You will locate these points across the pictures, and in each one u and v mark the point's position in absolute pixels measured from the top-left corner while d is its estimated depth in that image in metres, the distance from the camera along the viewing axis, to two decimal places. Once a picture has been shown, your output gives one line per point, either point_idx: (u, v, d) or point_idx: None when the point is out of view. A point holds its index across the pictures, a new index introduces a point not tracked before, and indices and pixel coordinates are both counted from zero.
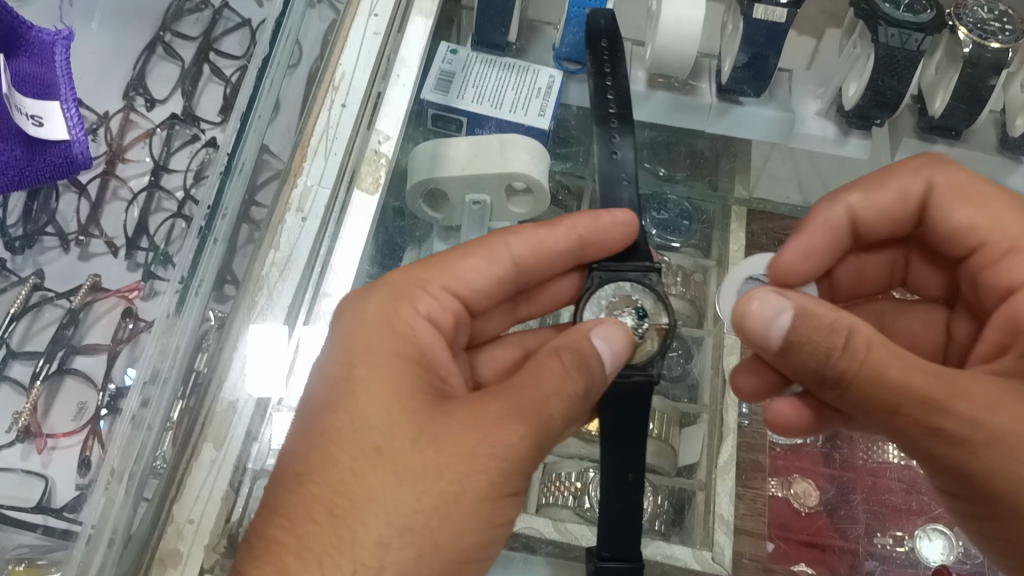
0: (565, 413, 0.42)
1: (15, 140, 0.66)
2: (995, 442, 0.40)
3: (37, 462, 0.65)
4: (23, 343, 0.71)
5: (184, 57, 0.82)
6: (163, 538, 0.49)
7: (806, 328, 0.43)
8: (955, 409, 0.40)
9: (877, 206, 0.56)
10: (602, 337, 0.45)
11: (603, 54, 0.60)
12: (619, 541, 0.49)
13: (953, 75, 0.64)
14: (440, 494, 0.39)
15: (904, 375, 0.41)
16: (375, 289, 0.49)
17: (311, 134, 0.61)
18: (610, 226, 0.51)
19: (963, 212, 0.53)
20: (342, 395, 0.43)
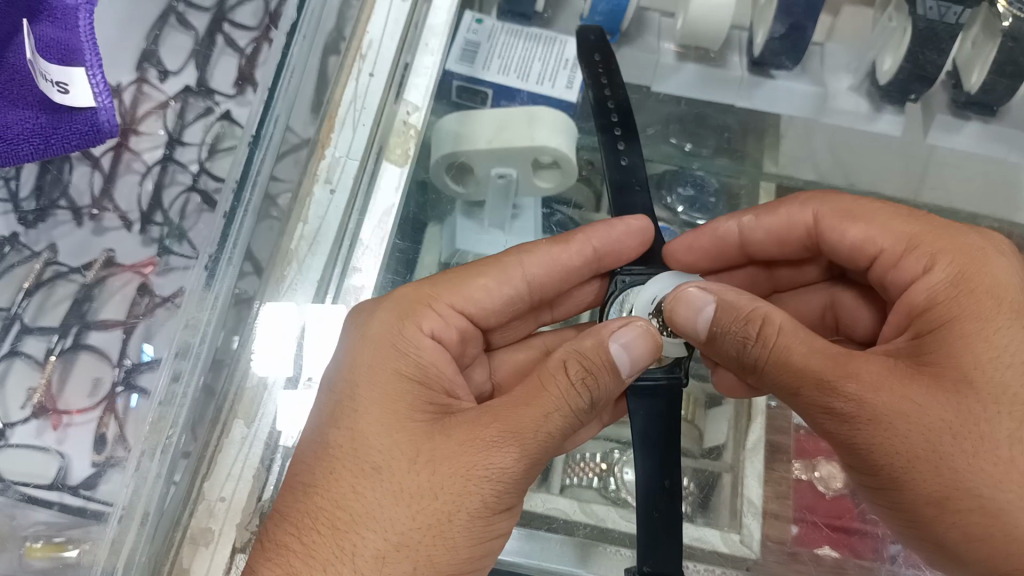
0: (567, 430, 0.41)
1: (38, 108, 0.55)
2: (879, 419, 0.40)
3: (52, 440, 0.62)
4: (37, 317, 0.67)
5: (197, 28, 0.80)
6: (195, 516, 0.48)
7: (725, 317, 0.45)
8: (843, 390, 0.40)
9: (766, 228, 0.55)
10: (621, 344, 0.43)
11: (599, 66, 0.61)
12: (659, 554, 0.46)
13: (991, 49, 0.62)
14: (434, 513, 0.39)
15: (806, 358, 0.41)
16: (382, 305, 0.48)
17: (338, 104, 0.60)
18: (625, 234, 0.53)
19: (854, 230, 0.51)
20: (347, 413, 0.43)
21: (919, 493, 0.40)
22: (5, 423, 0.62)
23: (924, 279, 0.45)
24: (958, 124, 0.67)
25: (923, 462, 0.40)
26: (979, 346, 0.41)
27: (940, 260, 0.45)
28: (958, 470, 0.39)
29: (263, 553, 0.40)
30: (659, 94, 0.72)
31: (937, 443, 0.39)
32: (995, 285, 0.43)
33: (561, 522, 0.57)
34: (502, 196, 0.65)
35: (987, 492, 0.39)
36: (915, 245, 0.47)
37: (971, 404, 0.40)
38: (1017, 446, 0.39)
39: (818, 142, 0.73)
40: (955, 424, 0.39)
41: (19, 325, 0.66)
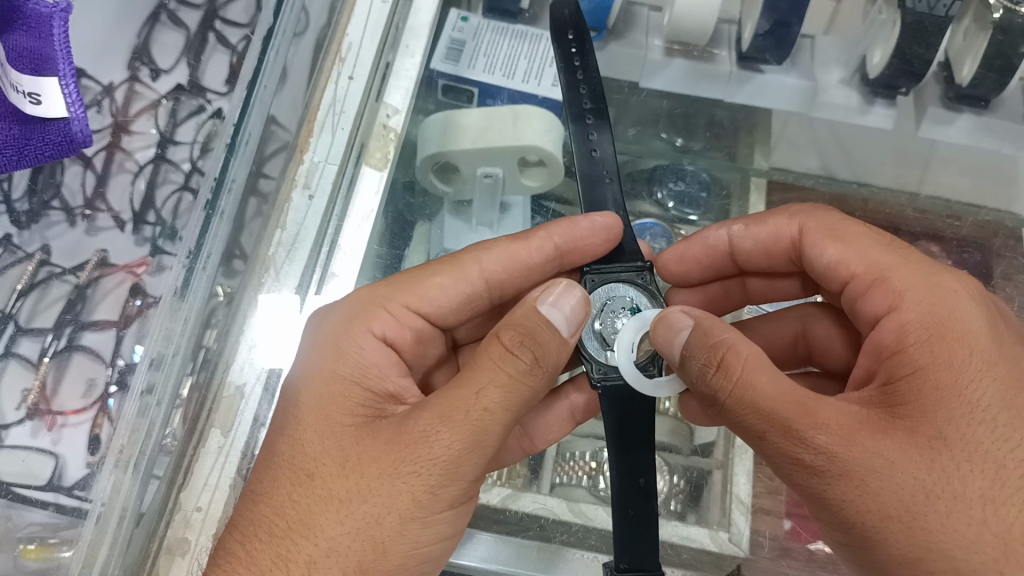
0: (510, 406, 0.40)
1: (13, 119, 0.59)
2: (848, 474, 0.38)
3: (48, 441, 0.62)
4: (31, 318, 0.67)
5: (189, 26, 0.80)
6: (171, 526, 0.48)
7: (695, 344, 0.43)
8: (811, 440, 0.39)
9: (754, 238, 0.55)
10: (550, 304, 0.43)
11: (572, 46, 0.54)
12: (637, 552, 0.46)
13: (982, 42, 0.61)
14: (363, 516, 0.39)
15: (768, 399, 0.40)
16: (335, 311, 0.49)
17: (318, 108, 0.60)
18: (590, 232, 0.50)
19: (832, 250, 0.49)
20: (288, 421, 0.43)
21: (888, 554, 0.38)
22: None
23: (890, 319, 0.44)
24: (951, 117, 0.66)
25: (893, 520, 0.38)
26: (954, 401, 0.39)
27: (907, 301, 0.44)
28: (929, 531, 0.37)
29: (215, 561, 0.40)
30: (647, 90, 0.72)
31: (908, 501, 0.38)
32: (966, 333, 0.42)
33: (539, 528, 0.56)
34: (489, 194, 0.65)
35: (960, 552, 0.37)
36: (884, 276, 0.46)
37: (947, 462, 0.38)
38: (992, 508, 0.37)
39: (820, 131, 0.71)
40: (928, 482, 0.38)
41: (13, 325, 0.67)
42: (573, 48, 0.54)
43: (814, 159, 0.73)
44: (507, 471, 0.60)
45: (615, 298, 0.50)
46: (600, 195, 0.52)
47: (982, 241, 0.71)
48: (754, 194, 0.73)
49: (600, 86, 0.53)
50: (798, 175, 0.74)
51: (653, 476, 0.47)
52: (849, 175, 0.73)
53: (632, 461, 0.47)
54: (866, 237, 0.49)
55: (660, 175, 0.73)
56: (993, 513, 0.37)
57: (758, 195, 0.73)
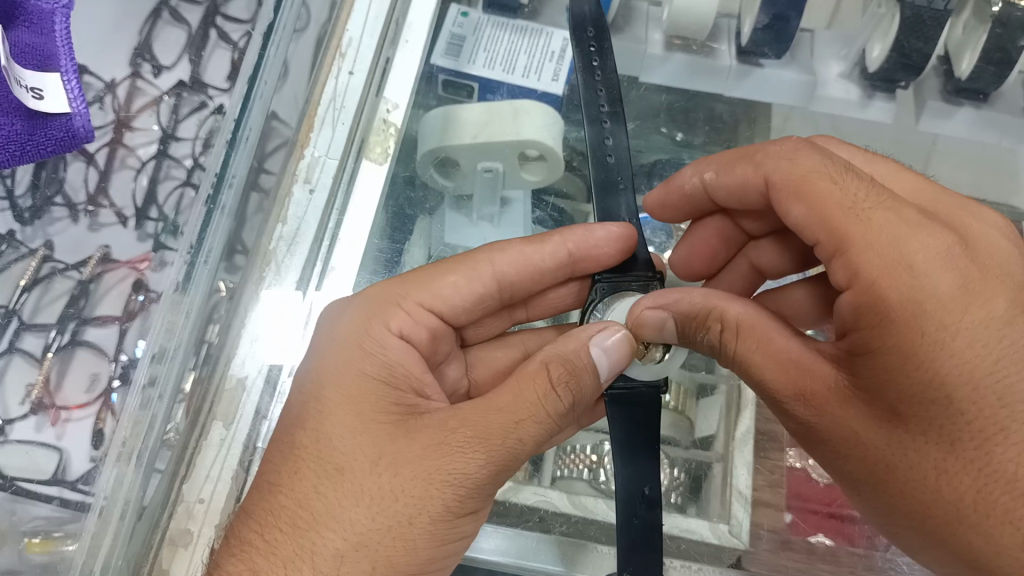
0: (540, 436, 0.42)
1: (16, 113, 0.58)
2: (830, 434, 0.43)
3: (51, 435, 0.62)
4: (34, 315, 0.68)
5: (190, 22, 0.80)
6: (174, 518, 0.48)
7: (682, 321, 0.46)
8: (789, 405, 0.44)
9: (727, 183, 0.52)
10: (600, 346, 0.44)
11: (590, 44, 0.55)
12: (641, 561, 0.46)
13: (981, 34, 0.61)
14: (395, 515, 0.39)
15: (756, 367, 0.45)
16: (354, 304, 0.49)
17: (318, 103, 0.61)
18: (604, 242, 0.50)
19: (796, 210, 0.46)
20: (313, 414, 0.43)
21: (889, 502, 0.43)
22: (4, 419, 0.63)
23: (852, 268, 0.41)
24: (951, 111, 0.66)
25: (888, 472, 0.42)
26: (905, 378, 0.39)
27: (866, 251, 0.41)
28: (919, 484, 0.41)
29: (229, 549, 0.40)
30: (645, 84, 0.72)
31: (897, 458, 0.41)
32: (929, 287, 0.39)
33: (539, 518, 0.57)
34: (490, 188, 0.65)
35: (948, 504, 0.40)
36: (842, 233, 0.42)
37: (909, 435, 0.40)
38: (945, 477, 0.40)
39: (823, 125, 0.72)
40: (888, 451, 0.41)
41: (16, 321, 0.67)
42: (592, 46, 0.54)
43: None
44: None
45: (625, 304, 0.50)
46: (612, 200, 0.53)
47: None
48: None
49: (617, 89, 0.54)
50: None
51: (658, 485, 0.47)
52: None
53: (635, 469, 0.47)
54: (827, 187, 0.44)
55: (660, 168, 0.73)
56: (945, 481, 0.40)
57: None
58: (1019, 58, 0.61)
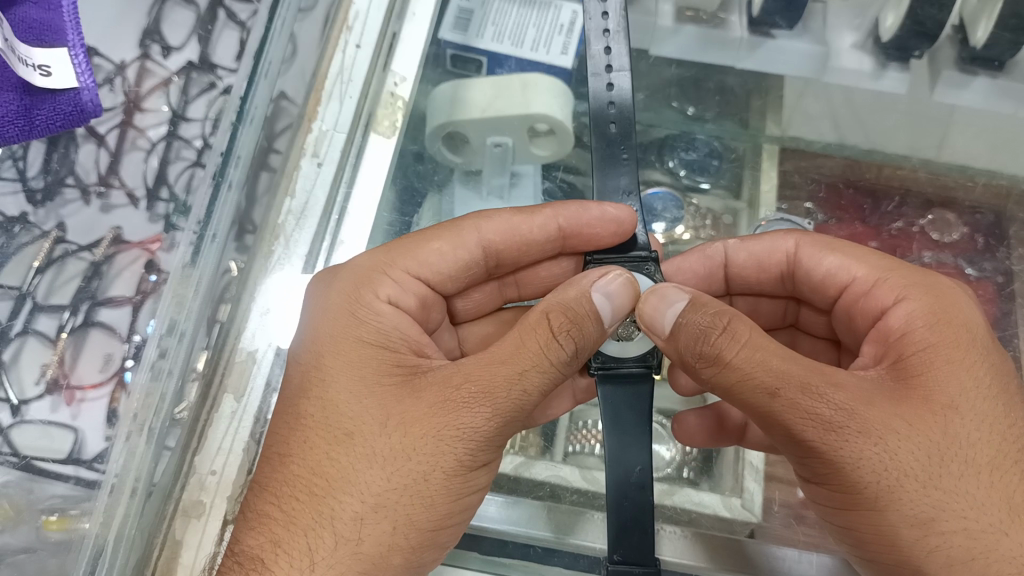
0: (546, 385, 0.42)
1: (22, 89, 0.58)
2: (866, 431, 0.38)
3: (66, 415, 0.63)
4: (49, 295, 0.68)
5: (199, 2, 0.80)
6: (186, 489, 0.48)
7: (693, 313, 0.41)
8: (831, 396, 0.39)
9: (749, 251, 0.55)
10: (603, 291, 0.43)
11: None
12: (632, 543, 0.44)
13: (997, 3, 0.60)
14: (410, 474, 0.40)
15: (783, 362, 0.39)
16: (342, 275, 0.49)
17: (325, 77, 0.61)
18: (598, 221, 0.49)
19: (830, 260, 0.50)
20: (314, 381, 0.44)
21: (902, 515, 0.38)
22: (20, 400, 0.64)
23: (894, 311, 0.45)
24: (966, 81, 0.65)
25: (910, 481, 0.38)
26: (966, 372, 0.41)
27: (913, 294, 0.45)
28: (944, 492, 0.38)
29: (245, 523, 0.41)
30: (655, 56, 0.71)
31: (925, 462, 0.38)
32: (968, 317, 0.43)
33: (547, 487, 0.57)
34: (499, 162, 0.64)
35: (969, 512, 0.38)
36: (886, 277, 0.47)
37: (958, 427, 0.39)
38: (997, 472, 0.39)
39: (838, 103, 0.71)
40: (941, 445, 0.39)
41: (30, 303, 0.67)
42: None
43: (830, 130, 0.73)
44: (521, 439, 0.61)
45: None
46: (615, 169, 0.52)
47: (999, 207, 0.71)
48: (767, 161, 0.73)
49: (624, 45, 0.52)
50: (809, 141, 0.73)
51: (647, 467, 0.46)
52: (862, 140, 0.73)
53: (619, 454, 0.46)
54: (862, 248, 0.50)
55: (672, 141, 0.74)
56: (999, 477, 0.38)
57: (770, 162, 0.73)
58: None
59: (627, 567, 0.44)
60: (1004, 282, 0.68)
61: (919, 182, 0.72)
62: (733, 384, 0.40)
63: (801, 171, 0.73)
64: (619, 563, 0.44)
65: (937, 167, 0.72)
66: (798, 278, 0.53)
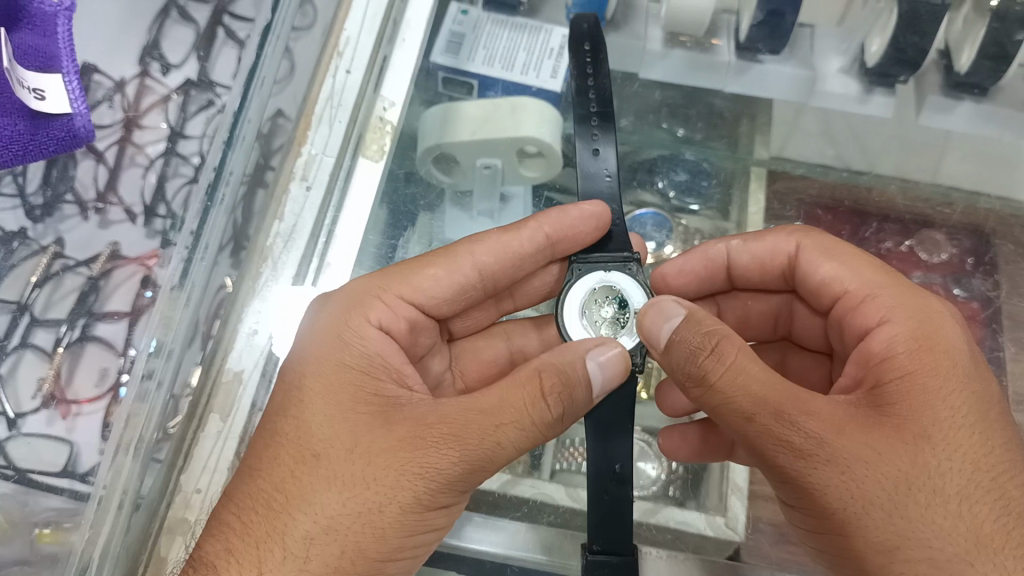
0: (520, 441, 0.43)
1: (19, 114, 0.58)
2: (834, 459, 0.39)
3: (62, 429, 0.65)
4: (45, 310, 0.70)
5: (198, 21, 0.81)
6: (172, 508, 0.49)
7: (686, 330, 0.43)
8: (802, 424, 0.40)
9: (751, 253, 0.56)
10: (597, 360, 0.44)
11: (587, 57, 0.56)
12: (610, 534, 0.47)
13: (980, 30, 0.61)
14: (366, 502, 0.41)
15: (760, 388, 0.41)
16: (332, 299, 0.50)
17: (317, 101, 0.61)
18: (581, 220, 0.51)
19: (827, 267, 0.51)
20: (293, 401, 0.44)
21: (868, 543, 0.38)
22: (16, 413, 0.66)
23: (878, 332, 0.45)
24: (951, 104, 0.66)
25: (875, 508, 0.38)
26: (940, 402, 0.41)
27: (895, 317, 0.45)
28: (910, 521, 0.38)
29: (209, 531, 0.42)
30: (642, 80, 0.72)
31: (891, 492, 0.38)
32: (952, 345, 0.43)
33: (527, 508, 0.57)
34: (490, 183, 0.65)
35: (935, 543, 0.37)
36: (875, 294, 0.47)
37: (928, 457, 0.39)
38: (967, 503, 0.38)
39: (835, 124, 0.72)
40: (910, 475, 0.39)
41: (27, 318, 0.69)
42: (589, 60, 0.56)
43: (830, 151, 0.73)
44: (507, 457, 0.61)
45: (599, 286, 0.52)
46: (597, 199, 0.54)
47: (976, 228, 0.72)
48: (754, 184, 0.74)
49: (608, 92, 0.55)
50: (797, 165, 0.74)
51: (630, 462, 0.48)
52: (860, 159, 0.73)
53: (606, 447, 0.48)
54: (861, 257, 0.51)
55: (659, 164, 0.75)
56: (968, 509, 0.38)
57: (758, 183, 0.74)
58: (1016, 53, 0.60)
59: (605, 556, 0.47)
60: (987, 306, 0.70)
61: (898, 206, 0.74)
62: (719, 409, 0.42)
63: (789, 190, 0.75)
64: (598, 552, 0.47)
65: (916, 192, 0.74)
66: (798, 279, 0.54)
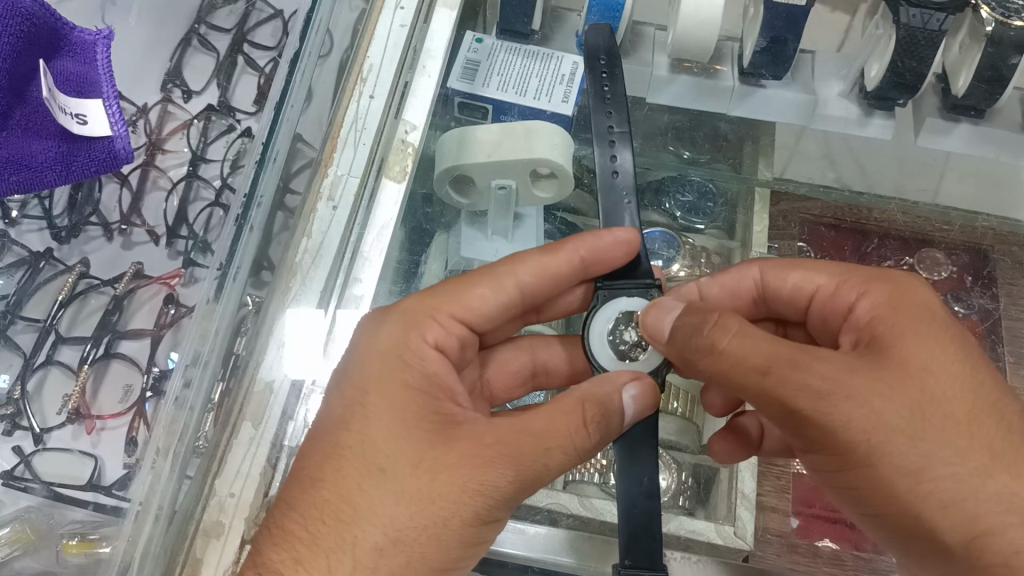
0: (566, 461, 0.45)
1: (60, 137, 0.62)
2: (853, 397, 0.42)
3: (88, 443, 0.67)
4: (71, 327, 0.73)
5: (219, 49, 0.84)
6: (207, 511, 0.50)
7: (686, 317, 0.46)
8: (819, 369, 0.42)
9: (721, 284, 0.58)
10: (631, 396, 0.48)
11: (602, 70, 0.59)
12: (642, 548, 0.48)
13: (976, 54, 0.63)
14: (431, 516, 0.43)
15: (773, 345, 0.43)
16: (390, 315, 0.52)
17: (341, 125, 0.62)
18: (613, 244, 0.54)
19: (792, 276, 0.55)
20: (355, 416, 0.46)
21: (893, 467, 0.42)
22: (42, 428, 0.68)
23: (861, 303, 0.50)
24: (949, 126, 0.69)
25: (896, 436, 0.42)
26: (931, 339, 0.45)
27: (871, 286, 0.50)
28: (929, 442, 0.42)
29: (267, 538, 0.43)
30: (651, 103, 0.74)
31: (908, 419, 0.42)
32: (925, 296, 0.48)
33: (544, 511, 0.59)
34: (503, 204, 0.68)
35: (955, 459, 0.42)
36: (845, 278, 0.52)
37: (932, 385, 0.43)
38: (974, 422, 0.43)
39: (836, 147, 0.75)
40: (920, 402, 0.42)
41: (54, 335, 0.71)
42: (603, 71, 0.59)
43: (831, 173, 0.76)
44: None
45: (623, 311, 0.55)
46: (616, 212, 0.57)
47: (975, 246, 0.75)
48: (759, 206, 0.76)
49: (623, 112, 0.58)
50: (799, 184, 0.76)
51: (657, 477, 0.50)
52: (859, 182, 0.76)
53: (632, 464, 0.50)
54: (816, 261, 0.55)
55: (667, 184, 0.77)
56: (977, 427, 0.42)
57: (763, 205, 0.76)
58: (1010, 77, 0.63)
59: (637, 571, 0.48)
60: (988, 325, 0.73)
61: (896, 224, 0.76)
62: (730, 372, 0.44)
63: (792, 211, 0.78)
64: (629, 568, 0.48)
65: (919, 211, 0.76)
66: (767, 300, 0.58)
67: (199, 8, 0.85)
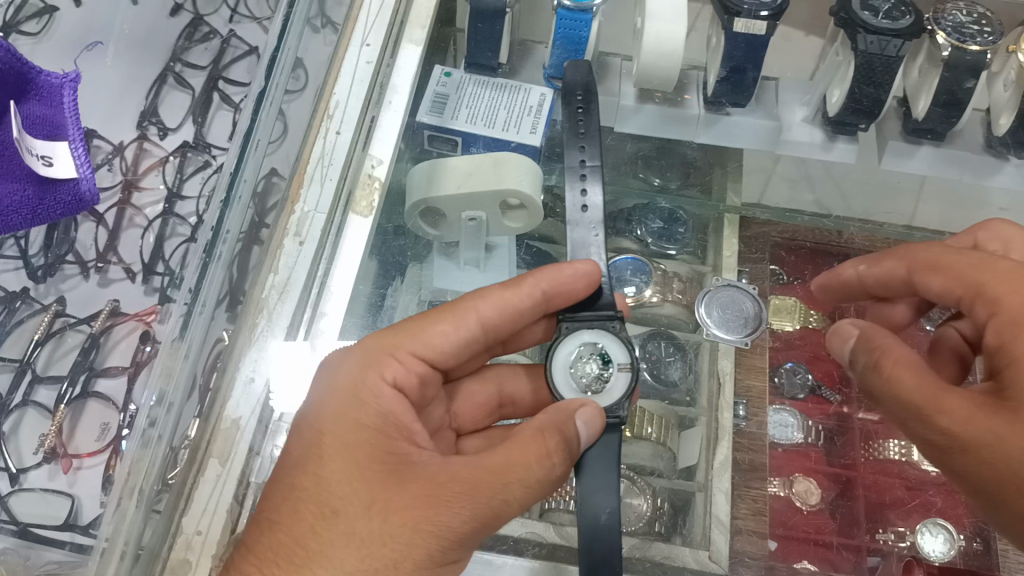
0: (525, 498, 0.45)
1: (28, 180, 0.62)
2: (981, 447, 0.42)
3: (63, 482, 0.67)
4: (46, 368, 0.72)
5: (194, 86, 0.85)
6: (174, 549, 0.50)
7: (860, 350, 0.51)
8: (944, 422, 0.44)
9: (874, 274, 0.59)
10: (582, 422, 0.48)
11: (579, 104, 0.61)
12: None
13: (934, 78, 0.64)
14: (381, 560, 0.42)
15: (913, 390, 0.45)
16: (354, 352, 0.53)
17: (308, 160, 0.64)
18: (573, 277, 0.54)
19: (935, 282, 0.51)
20: (313, 457, 0.47)
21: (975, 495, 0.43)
22: (18, 468, 0.68)
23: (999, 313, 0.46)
24: (911, 149, 0.71)
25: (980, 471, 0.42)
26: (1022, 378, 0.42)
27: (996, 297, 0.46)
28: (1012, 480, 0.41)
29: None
30: (618, 132, 0.75)
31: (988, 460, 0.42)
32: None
33: (512, 541, 0.60)
34: (474, 235, 0.69)
35: None
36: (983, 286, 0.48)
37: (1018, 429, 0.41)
38: None
39: (813, 169, 0.75)
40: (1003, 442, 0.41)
41: (30, 374, 0.71)
42: (579, 106, 0.60)
43: (809, 195, 0.77)
44: None
45: (585, 341, 0.55)
46: (584, 246, 0.57)
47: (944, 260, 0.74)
48: (727, 231, 0.76)
49: (596, 145, 0.59)
50: (756, 211, 0.76)
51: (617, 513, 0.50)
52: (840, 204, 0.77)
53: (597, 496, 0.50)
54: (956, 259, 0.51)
55: (640, 214, 0.76)
56: None
57: (731, 231, 0.76)
58: (967, 100, 0.65)
59: None
60: None
61: (856, 245, 0.76)
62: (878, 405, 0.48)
63: (761, 235, 0.76)
64: None
65: (886, 233, 0.76)
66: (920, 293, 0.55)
67: (174, 47, 0.86)
